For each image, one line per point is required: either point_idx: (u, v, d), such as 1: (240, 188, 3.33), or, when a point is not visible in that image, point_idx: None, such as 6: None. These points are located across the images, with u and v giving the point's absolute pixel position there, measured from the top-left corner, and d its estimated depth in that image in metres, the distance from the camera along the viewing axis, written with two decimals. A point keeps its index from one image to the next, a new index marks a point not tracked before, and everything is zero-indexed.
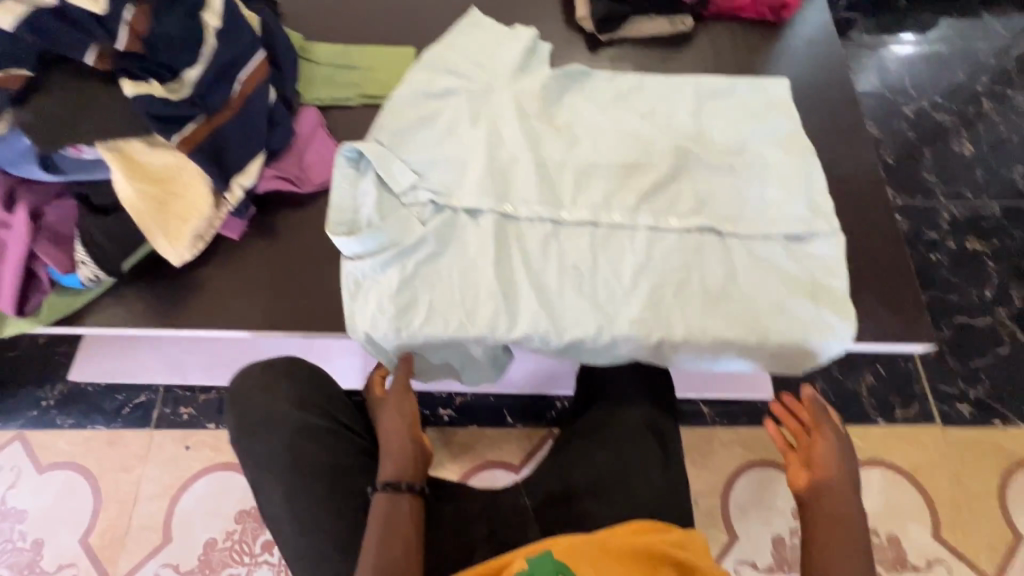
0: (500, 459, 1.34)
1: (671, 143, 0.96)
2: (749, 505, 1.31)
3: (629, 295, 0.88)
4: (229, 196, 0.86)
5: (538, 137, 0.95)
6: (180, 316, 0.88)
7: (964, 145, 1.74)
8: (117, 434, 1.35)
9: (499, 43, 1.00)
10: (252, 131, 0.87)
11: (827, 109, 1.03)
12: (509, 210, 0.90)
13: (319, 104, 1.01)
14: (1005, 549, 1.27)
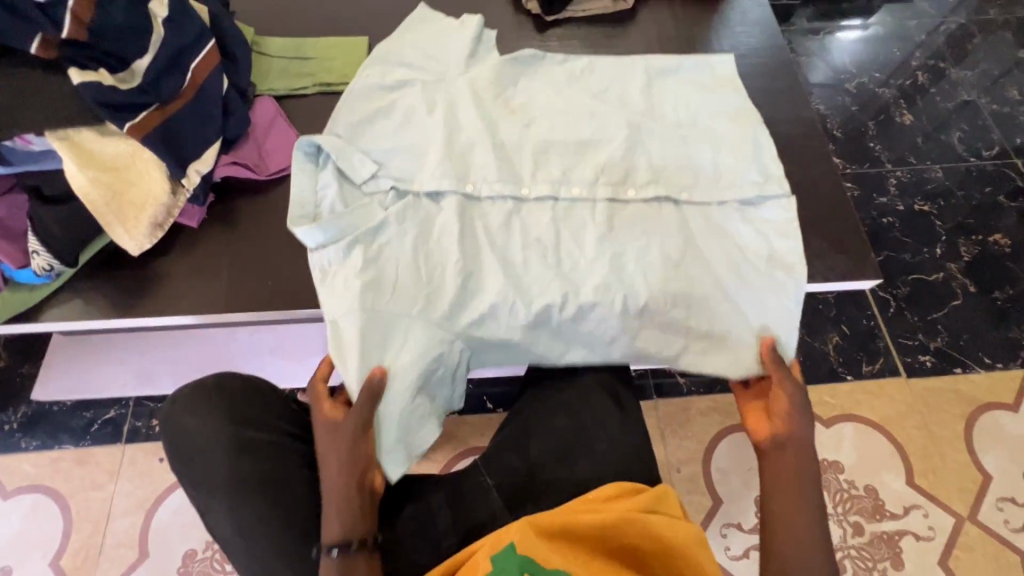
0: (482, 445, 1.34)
1: (625, 118, 0.97)
2: (730, 469, 1.33)
3: (593, 264, 0.90)
4: (187, 183, 0.86)
5: (494, 121, 0.96)
6: (140, 304, 0.87)
7: (905, 116, 1.84)
8: (86, 452, 1.31)
9: (449, 33, 1.01)
10: (207, 118, 0.87)
11: (766, 74, 1.08)
12: (471, 191, 0.91)
13: (275, 95, 1.02)
14: (977, 490, 1.31)
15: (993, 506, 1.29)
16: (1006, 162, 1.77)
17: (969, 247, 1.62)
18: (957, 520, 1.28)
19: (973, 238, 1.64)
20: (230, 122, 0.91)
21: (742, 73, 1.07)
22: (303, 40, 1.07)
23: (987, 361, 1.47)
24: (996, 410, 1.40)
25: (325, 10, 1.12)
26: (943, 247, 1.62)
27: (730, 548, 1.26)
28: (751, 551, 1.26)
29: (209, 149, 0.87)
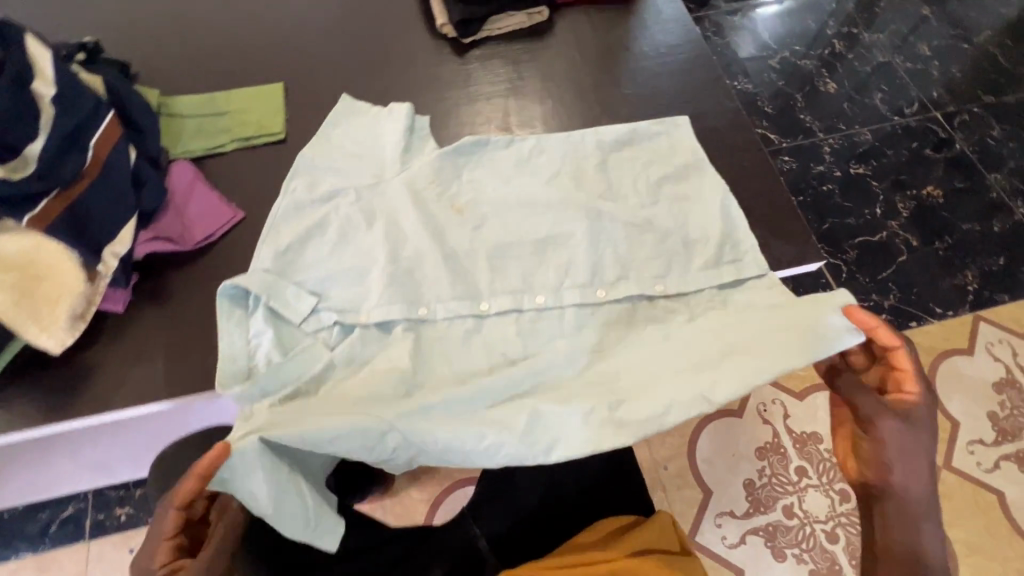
0: (470, 476, 1.32)
1: (580, 207, 0.89)
2: (715, 458, 1.34)
3: (571, 369, 0.78)
4: (104, 268, 0.80)
5: (439, 227, 0.88)
6: (71, 405, 0.80)
7: (829, 84, 1.90)
8: (48, 556, 1.22)
9: (380, 132, 0.96)
10: (117, 195, 0.82)
11: (689, 68, 1.08)
12: (424, 314, 0.82)
13: (191, 156, 0.97)
14: (949, 437, 1.35)
15: (965, 450, 1.34)
16: (927, 116, 1.84)
17: (905, 203, 1.69)
18: (935, 469, 1.32)
19: (909, 194, 1.70)
20: (144, 195, 0.86)
21: (665, 72, 1.07)
22: (215, 94, 1.02)
23: (939, 311, 1.52)
24: (955, 356, 1.45)
25: (232, 60, 1.07)
26: (882, 207, 1.68)
27: (727, 537, 1.26)
28: (748, 536, 1.26)
29: (124, 227, 0.82)
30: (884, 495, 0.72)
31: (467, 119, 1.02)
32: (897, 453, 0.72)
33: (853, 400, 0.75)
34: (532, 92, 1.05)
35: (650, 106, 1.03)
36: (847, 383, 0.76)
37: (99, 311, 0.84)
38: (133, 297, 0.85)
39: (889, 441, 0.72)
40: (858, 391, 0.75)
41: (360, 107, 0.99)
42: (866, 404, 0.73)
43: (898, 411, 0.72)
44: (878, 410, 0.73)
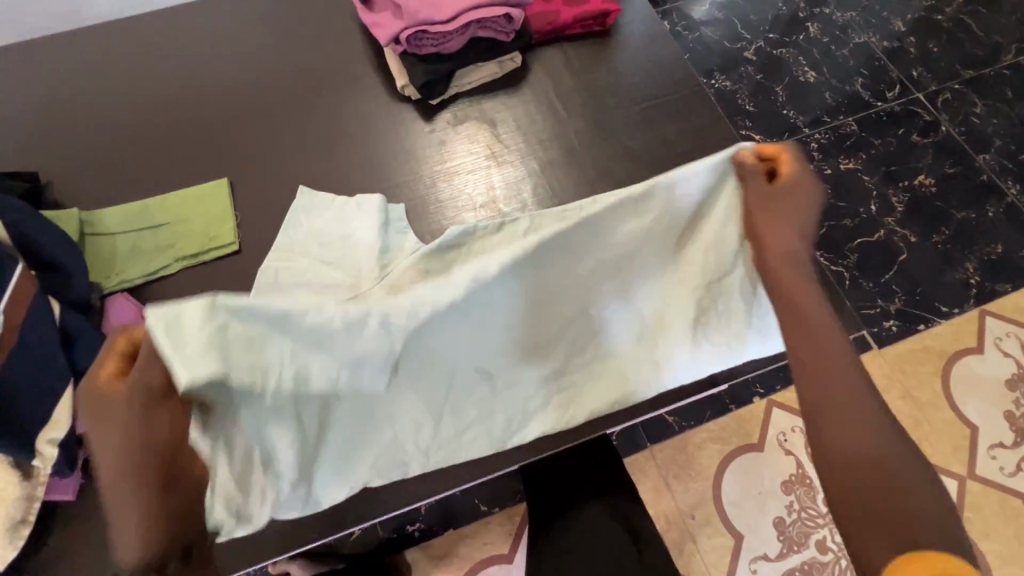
0: (494, 554, 1.13)
1: (591, 287, 0.79)
2: (741, 499, 1.27)
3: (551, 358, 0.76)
4: (40, 461, 0.66)
5: None
6: None
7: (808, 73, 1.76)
8: None
9: (341, 229, 0.82)
10: (45, 367, 0.67)
11: (686, 106, 0.96)
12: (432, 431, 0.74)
13: (130, 286, 0.82)
14: (967, 446, 1.32)
15: (985, 456, 1.31)
16: (910, 98, 1.73)
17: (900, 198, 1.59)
18: (957, 481, 1.29)
19: (903, 185, 1.61)
20: (78, 353, 0.72)
21: (658, 116, 0.95)
22: (148, 201, 0.87)
23: (944, 310, 1.45)
24: (965, 357, 1.41)
25: (166, 157, 0.92)
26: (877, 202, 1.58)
27: None
28: None
29: (57, 404, 0.68)
30: (802, 330, 0.57)
31: (445, 207, 0.89)
32: (796, 276, 0.60)
33: (758, 227, 0.64)
34: (514, 157, 0.93)
35: (648, 161, 0.92)
36: (747, 218, 0.66)
37: (50, 502, 0.71)
38: (84, 479, 0.72)
39: (782, 256, 0.61)
40: (763, 219, 0.64)
41: (321, 200, 0.86)
42: (774, 229, 0.63)
43: (773, 201, 0.64)
44: (793, 248, 0.61)
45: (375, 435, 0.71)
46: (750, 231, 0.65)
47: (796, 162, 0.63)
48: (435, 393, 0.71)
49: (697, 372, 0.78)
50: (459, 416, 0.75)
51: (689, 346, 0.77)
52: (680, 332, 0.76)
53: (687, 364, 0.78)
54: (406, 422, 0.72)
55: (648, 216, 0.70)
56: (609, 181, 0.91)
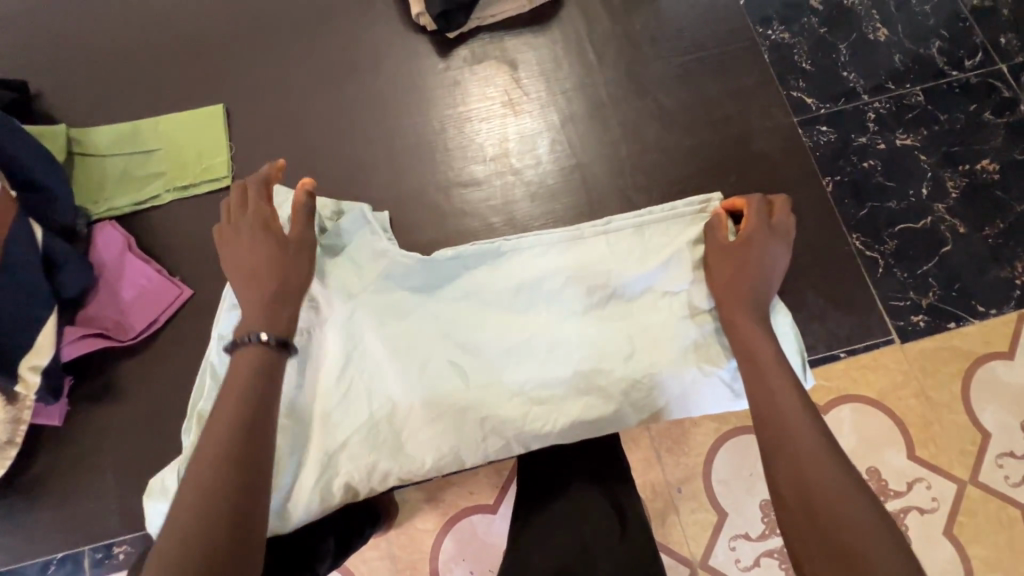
0: (476, 504, 1.05)
1: (583, 302, 0.71)
2: (733, 478, 1.05)
3: (551, 377, 0.68)
4: (23, 387, 0.66)
5: (416, 338, 0.69)
6: (22, 537, 0.69)
7: (880, 29, 0.99)
8: None
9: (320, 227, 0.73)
10: (26, 291, 0.66)
11: (731, 62, 0.85)
12: (410, 438, 0.66)
13: (119, 212, 0.78)
14: (976, 454, 0.86)
15: (993, 466, 0.85)
16: None
17: (960, 180, 0.94)
18: (956, 484, 0.85)
19: (961, 167, 0.94)
20: (62, 280, 0.70)
21: (699, 71, 0.85)
22: (139, 123, 0.81)
23: None
24: (992, 362, 0.88)
25: (161, 77, 0.86)
26: (930, 185, 0.93)
27: (740, 560, 1.02)
28: (763, 559, 1.03)
29: (40, 331, 0.67)
30: (786, 449, 0.52)
31: (454, 156, 0.82)
32: (769, 393, 0.56)
33: (740, 330, 0.62)
34: (533, 104, 0.84)
35: (682, 123, 0.83)
36: (734, 336, 0.63)
37: (39, 425, 0.71)
38: (72, 405, 0.72)
39: (758, 378, 0.58)
40: (735, 334, 0.62)
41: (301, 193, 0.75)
42: (758, 348, 0.60)
43: (734, 248, 0.66)
44: (775, 376, 0.57)
45: (339, 433, 0.65)
46: (740, 347, 0.61)
47: (756, 212, 0.66)
48: (406, 375, 0.68)
49: (702, 409, 0.68)
50: (423, 427, 0.66)
51: (683, 370, 0.68)
52: (673, 348, 0.68)
53: (685, 389, 0.68)
54: (379, 423, 0.66)
55: (622, 242, 0.73)
56: (635, 141, 0.82)
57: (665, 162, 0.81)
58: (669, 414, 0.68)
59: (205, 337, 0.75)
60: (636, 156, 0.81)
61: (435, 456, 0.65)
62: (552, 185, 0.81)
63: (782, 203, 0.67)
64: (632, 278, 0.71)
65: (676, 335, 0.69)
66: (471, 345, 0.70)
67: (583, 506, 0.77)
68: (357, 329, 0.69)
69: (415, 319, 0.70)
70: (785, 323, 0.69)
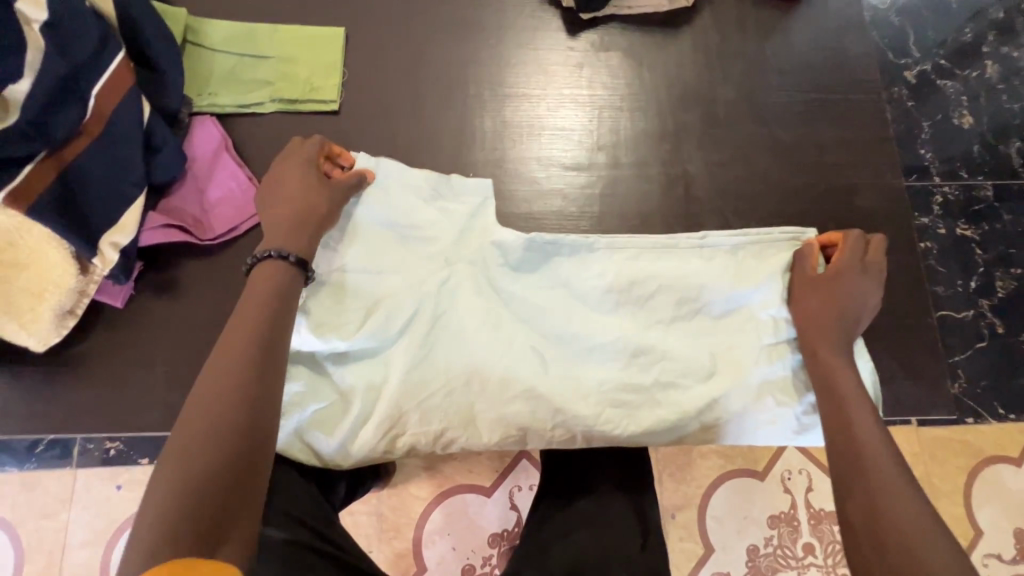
0: (473, 484, 1.06)
1: (667, 312, 0.72)
2: (727, 516, 1.06)
3: (623, 377, 0.70)
4: (99, 261, 0.64)
5: (498, 311, 0.71)
6: (51, 407, 0.68)
7: (965, 116, 1.03)
8: (32, 478, 1.05)
9: (399, 183, 0.72)
10: (121, 165, 0.65)
11: (849, 110, 0.84)
12: (481, 408, 0.68)
13: (219, 111, 0.77)
14: None
15: None
16: None
17: (1009, 281, 1.01)
18: None
19: (1012, 270, 1.01)
20: (155, 163, 0.68)
21: (818, 113, 0.83)
22: (258, 27, 0.79)
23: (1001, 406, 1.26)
24: (998, 463, 0.99)
25: None
26: (979, 280, 1.00)
27: None
28: None
29: (127, 209, 0.65)
30: (857, 473, 0.57)
31: (557, 137, 0.81)
32: (847, 422, 0.60)
33: (823, 365, 0.65)
34: (650, 106, 0.83)
35: (791, 159, 0.81)
36: (818, 370, 0.66)
37: (97, 301, 0.70)
38: (135, 290, 0.71)
39: (844, 431, 0.60)
40: (821, 371, 0.65)
41: (383, 165, 0.72)
42: (840, 379, 0.64)
43: (822, 282, 0.67)
44: (864, 430, 0.59)
45: (413, 387, 0.67)
46: (820, 380, 0.65)
47: (852, 248, 0.67)
48: (485, 345, 0.69)
49: (769, 439, 0.70)
50: (498, 404, 0.68)
51: (758, 402, 0.69)
52: (752, 378, 0.70)
53: (755, 418, 0.69)
54: (449, 387, 0.67)
55: (717, 260, 0.73)
56: (742, 166, 0.81)
57: (768, 193, 0.80)
58: (733, 438, 0.70)
59: None
60: (740, 181, 0.80)
61: (502, 431, 0.67)
62: (650, 188, 0.80)
63: (878, 243, 0.68)
64: (723, 298, 0.71)
65: (756, 364, 0.70)
66: (551, 329, 0.71)
67: (607, 509, 0.77)
68: (441, 290, 0.70)
69: (498, 293, 0.71)
70: (865, 366, 0.70)
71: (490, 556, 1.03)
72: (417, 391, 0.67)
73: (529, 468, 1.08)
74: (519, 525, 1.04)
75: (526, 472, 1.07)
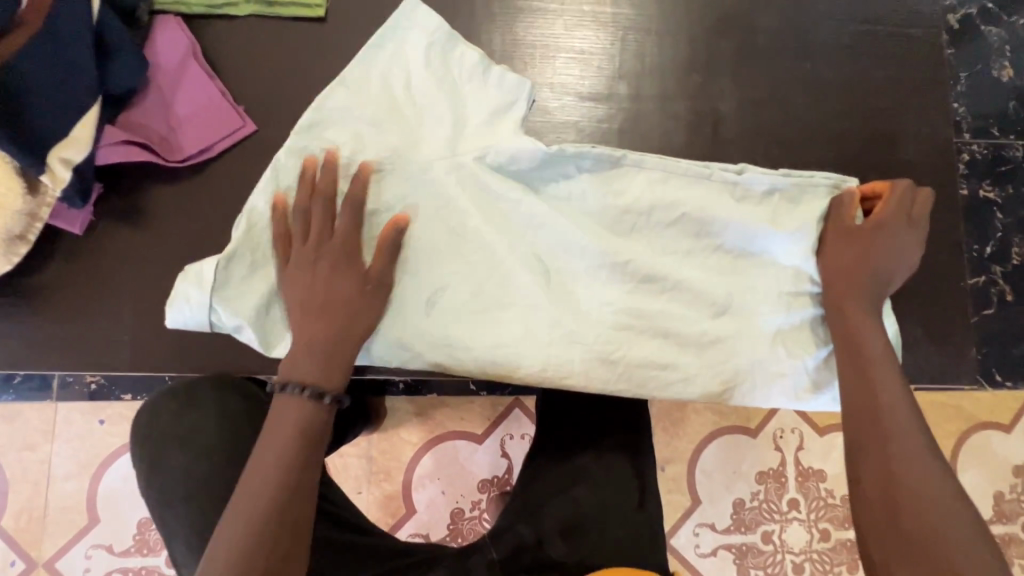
0: (463, 430, 1.04)
1: (682, 250, 0.66)
2: (715, 471, 1.05)
3: (625, 317, 0.65)
4: (50, 179, 0.56)
5: (499, 235, 0.65)
6: (10, 341, 0.62)
7: (1006, 67, 0.93)
8: (12, 410, 1.02)
9: (423, 67, 0.66)
10: (70, 66, 0.55)
11: (896, 47, 0.75)
12: (469, 336, 0.64)
13: (184, 11, 0.66)
14: None
15: None
16: None
17: None
18: None
19: None
20: (112, 68, 0.59)
21: (864, 48, 0.74)
22: None
23: None
24: (989, 429, 0.99)
25: None
26: (994, 247, 0.94)
27: (699, 546, 1.04)
28: (720, 551, 1.04)
29: (79, 120, 0.57)
30: (875, 449, 0.53)
31: (573, 59, 0.72)
32: (868, 381, 0.56)
33: (850, 322, 0.60)
34: (681, 29, 0.73)
35: (829, 100, 0.73)
36: (840, 325, 0.61)
37: (53, 226, 0.62)
38: (97, 215, 0.63)
39: (865, 391, 0.56)
40: (844, 327, 0.60)
41: (418, 39, 0.66)
42: (868, 338, 0.58)
43: (861, 234, 0.61)
44: (887, 392, 0.55)
45: (399, 302, 0.63)
46: (842, 337, 0.60)
47: (897, 202, 0.61)
48: (482, 267, 0.65)
49: (773, 399, 0.66)
50: (492, 330, 0.64)
51: (770, 355, 0.65)
52: (765, 326, 0.65)
53: (760, 366, 0.66)
54: (440, 306, 0.64)
55: (748, 201, 0.64)
56: (776, 105, 0.72)
57: (803, 137, 0.72)
58: (733, 392, 0.66)
59: (254, 182, 0.65)
60: (774, 122, 0.72)
61: (490, 359, 0.64)
62: (673, 124, 0.72)
63: (924, 199, 0.62)
64: (747, 240, 0.65)
65: (772, 310, 0.65)
66: (554, 256, 0.66)
67: (607, 466, 0.72)
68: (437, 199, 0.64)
69: (500, 216, 0.66)
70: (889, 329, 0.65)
71: (478, 501, 1.03)
72: (403, 302, 0.63)
73: (523, 418, 1.05)
74: (508, 473, 1.03)
75: (518, 421, 1.05)
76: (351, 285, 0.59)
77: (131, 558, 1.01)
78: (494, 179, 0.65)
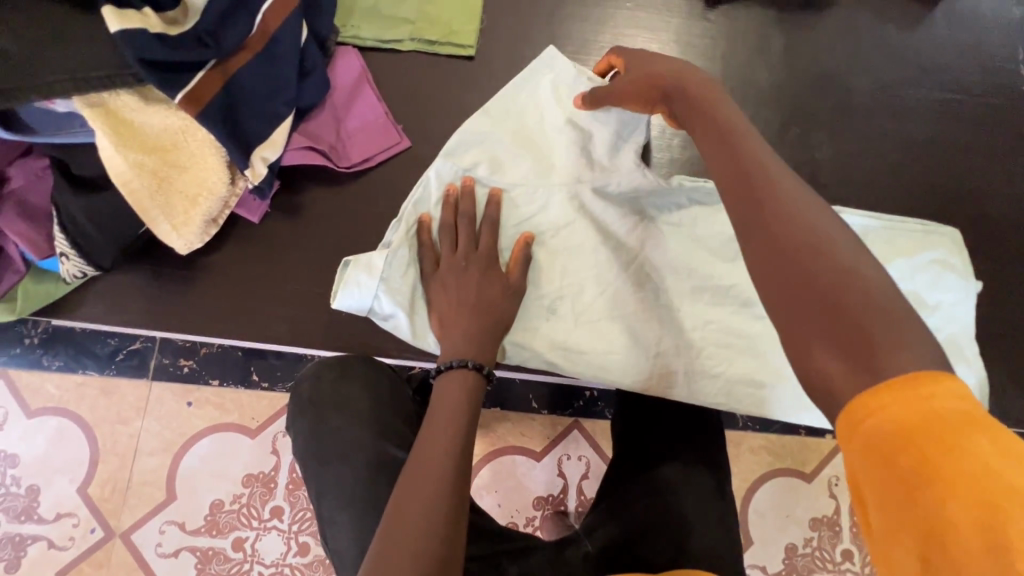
0: (523, 446, 1.02)
1: None
2: (770, 513, 1.03)
3: (728, 337, 0.72)
4: (249, 173, 0.66)
5: (618, 252, 0.72)
6: (184, 309, 0.71)
7: None
8: (110, 385, 0.93)
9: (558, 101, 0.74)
10: (279, 81, 0.66)
11: (978, 121, 0.81)
12: (587, 341, 0.70)
13: (358, 44, 0.78)
14: None
15: None
16: None
17: None
18: None
19: None
20: (305, 87, 0.70)
21: (949, 119, 0.81)
22: None
23: None
24: None
25: None
26: None
27: None
28: None
29: (275, 127, 0.67)
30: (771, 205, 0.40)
31: None
32: (745, 148, 0.44)
33: (731, 137, 0.46)
34: (782, 89, 0.81)
35: (915, 161, 0.80)
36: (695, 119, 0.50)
37: (233, 214, 0.73)
38: (269, 208, 0.73)
39: (736, 159, 0.44)
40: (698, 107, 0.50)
41: (549, 79, 0.75)
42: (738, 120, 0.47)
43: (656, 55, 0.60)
44: (774, 162, 0.42)
45: (527, 306, 0.70)
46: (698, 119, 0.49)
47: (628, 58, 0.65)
48: (600, 279, 0.71)
49: None
50: (609, 337, 0.70)
51: None
52: None
53: None
54: (563, 312, 0.70)
55: None
56: (864, 161, 0.79)
57: (888, 191, 0.79)
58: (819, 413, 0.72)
59: (400, 191, 0.75)
60: (862, 175, 0.79)
61: (605, 364, 0.70)
62: None
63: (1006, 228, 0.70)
64: None
65: None
66: (666, 274, 0.72)
67: (690, 480, 0.73)
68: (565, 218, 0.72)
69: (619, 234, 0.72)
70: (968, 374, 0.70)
71: (533, 517, 1.02)
72: (531, 306, 0.70)
73: (582, 441, 1.04)
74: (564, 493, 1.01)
75: (578, 442, 1.04)
76: (497, 287, 0.66)
77: (201, 538, 0.92)
78: (618, 202, 0.72)
